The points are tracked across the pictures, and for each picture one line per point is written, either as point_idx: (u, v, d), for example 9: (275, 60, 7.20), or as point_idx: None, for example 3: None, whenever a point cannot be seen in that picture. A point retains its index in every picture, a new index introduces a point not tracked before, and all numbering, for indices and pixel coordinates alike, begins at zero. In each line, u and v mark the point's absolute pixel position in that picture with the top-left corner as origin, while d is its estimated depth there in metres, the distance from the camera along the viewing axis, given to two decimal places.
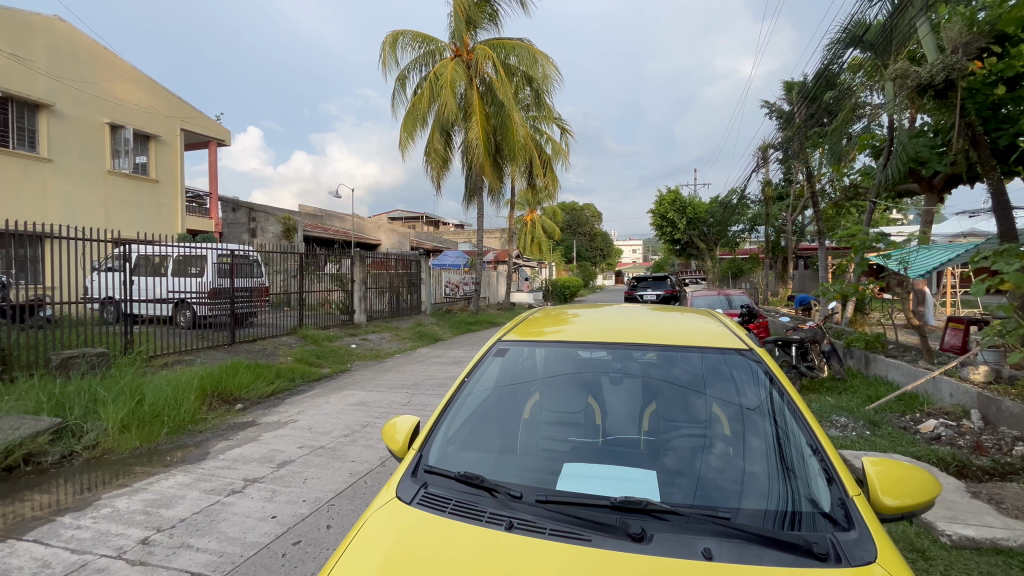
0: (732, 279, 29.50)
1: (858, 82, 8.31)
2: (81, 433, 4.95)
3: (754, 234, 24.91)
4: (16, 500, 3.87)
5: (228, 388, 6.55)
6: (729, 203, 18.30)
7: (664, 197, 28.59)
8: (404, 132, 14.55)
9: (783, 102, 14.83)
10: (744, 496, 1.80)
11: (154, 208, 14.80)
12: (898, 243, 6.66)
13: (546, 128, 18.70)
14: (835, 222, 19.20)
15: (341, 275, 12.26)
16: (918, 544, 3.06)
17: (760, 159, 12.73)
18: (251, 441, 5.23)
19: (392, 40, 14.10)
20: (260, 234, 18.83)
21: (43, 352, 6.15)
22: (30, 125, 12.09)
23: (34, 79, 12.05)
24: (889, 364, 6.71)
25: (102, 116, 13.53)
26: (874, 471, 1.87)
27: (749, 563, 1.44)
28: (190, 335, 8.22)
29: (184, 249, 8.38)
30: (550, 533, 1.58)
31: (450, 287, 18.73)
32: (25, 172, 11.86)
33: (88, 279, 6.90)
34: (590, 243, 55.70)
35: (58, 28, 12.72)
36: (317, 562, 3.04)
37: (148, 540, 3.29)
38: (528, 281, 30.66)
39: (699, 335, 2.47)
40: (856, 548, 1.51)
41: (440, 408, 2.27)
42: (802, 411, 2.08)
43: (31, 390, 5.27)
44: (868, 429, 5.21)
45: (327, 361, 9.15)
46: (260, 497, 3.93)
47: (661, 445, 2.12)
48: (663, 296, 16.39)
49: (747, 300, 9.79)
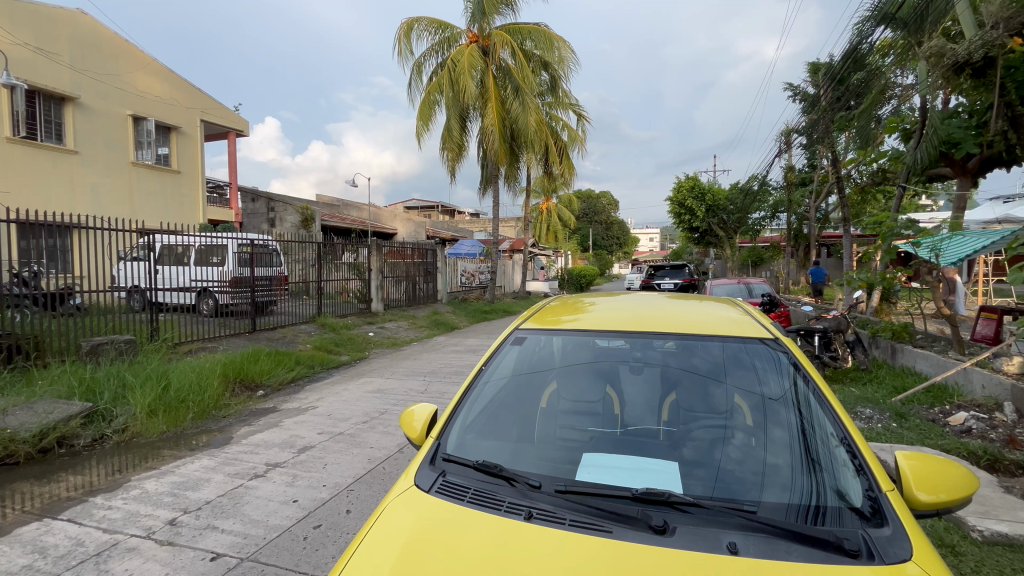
0: (752, 269, 28.89)
1: (888, 63, 7.99)
2: (111, 417, 5.12)
3: (774, 221, 24.32)
4: (51, 481, 4.03)
5: (250, 375, 6.70)
6: (751, 189, 17.93)
7: (683, 183, 28.07)
8: (420, 120, 14.48)
9: (809, 84, 14.33)
10: (766, 488, 1.75)
11: (176, 199, 15.08)
12: (929, 230, 6.37)
13: (561, 113, 18.37)
14: (861, 208, 18.62)
15: (359, 264, 12.41)
16: (948, 540, 2.96)
17: (783, 144, 12.27)
18: (273, 426, 5.33)
19: (407, 27, 13.96)
20: (278, 224, 19.04)
21: (74, 338, 6.32)
22: (56, 118, 12.40)
23: (59, 73, 12.30)
24: (918, 355, 6.49)
25: (125, 108, 13.76)
26: (907, 467, 1.80)
27: (777, 559, 1.41)
28: (214, 322, 8.37)
29: (206, 239, 8.40)
30: (570, 524, 1.57)
31: (466, 276, 18.80)
32: (54, 164, 12.18)
33: (116, 268, 7.09)
34: (605, 231, 55.15)
35: (81, 20, 12.89)
36: (337, 545, 3.08)
37: (175, 521, 3.39)
38: (544, 270, 30.51)
39: (720, 323, 2.41)
40: (890, 545, 1.46)
41: (458, 397, 2.25)
42: (828, 399, 2.01)
43: (64, 375, 5.44)
44: (895, 422, 5.08)
45: (345, 349, 9.30)
46: (281, 481, 4.00)
47: (680, 436, 2.07)
48: (680, 285, 16.09)
49: (767, 289, 9.61)
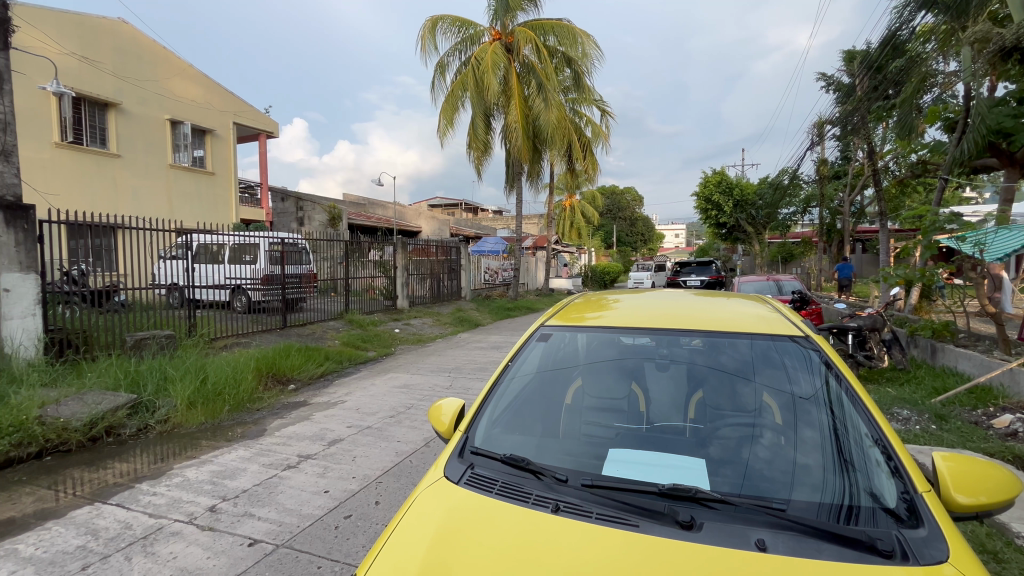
0: (782, 266, 28.12)
1: (929, 49, 7.66)
2: (154, 408, 5.37)
3: (806, 216, 23.61)
4: (100, 468, 4.27)
5: (281, 370, 6.93)
6: (781, 183, 17.41)
7: (710, 179, 27.40)
8: (444, 119, 14.59)
9: (844, 74, 13.82)
10: (795, 488, 1.73)
11: (211, 199, 15.65)
12: (974, 224, 6.05)
13: (585, 110, 18.28)
14: (900, 202, 17.84)
15: (385, 262, 12.64)
16: (989, 546, 2.85)
17: (816, 136, 11.86)
18: (304, 420, 5.50)
19: (431, 25, 14.07)
20: (307, 223, 19.50)
21: (118, 333, 6.61)
22: (100, 124, 13.01)
23: (102, 80, 12.89)
24: (960, 355, 6.22)
25: (163, 112, 14.32)
26: (944, 467, 1.76)
27: (808, 557, 1.40)
28: (247, 319, 8.68)
29: (239, 238, 8.66)
30: (597, 517, 1.59)
31: (489, 273, 18.92)
32: (98, 167, 12.79)
33: (156, 267, 7.40)
34: (630, 227, 54.34)
35: (121, 29, 13.43)
36: (367, 535, 3.17)
37: (215, 507, 3.55)
38: (567, 267, 30.34)
39: (748, 321, 2.38)
40: (926, 546, 1.43)
41: (485, 392, 2.29)
42: (861, 399, 1.97)
43: (110, 367, 5.73)
44: (934, 424, 4.90)
45: (372, 345, 9.51)
46: (313, 472, 4.14)
47: (707, 434, 2.06)
48: (707, 283, 15.82)
49: (799, 286, 9.34)
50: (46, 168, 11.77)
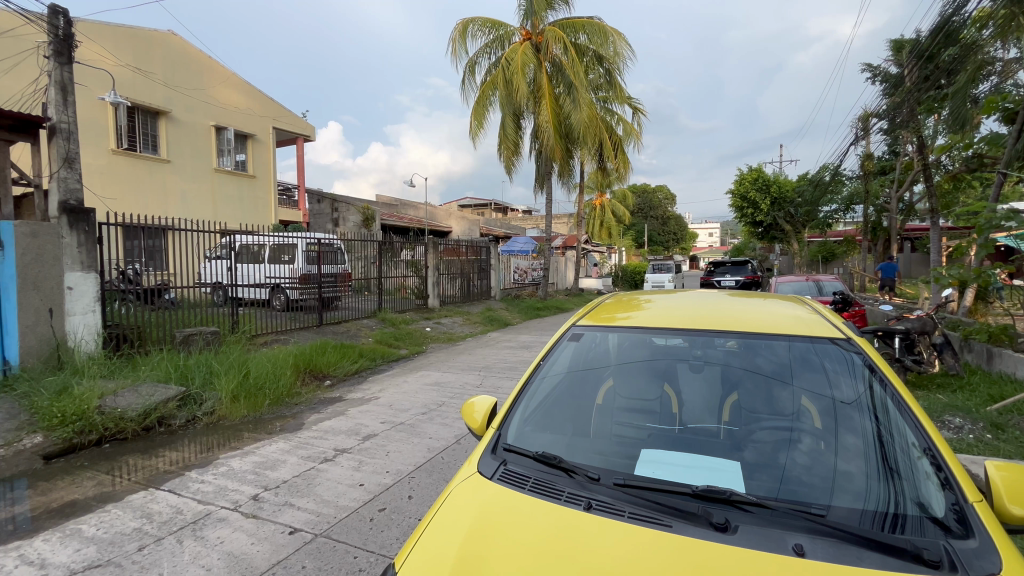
0: (823, 266, 27.03)
1: (985, 36, 7.23)
2: (201, 400, 5.66)
3: (849, 214, 22.63)
4: (153, 455, 4.54)
5: (318, 366, 7.17)
6: (822, 180, 16.71)
7: (746, 175, 26.54)
8: (474, 120, 14.73)
9: (891, 65, 13.14)
10: (835, 495, 1.69)
11: (252, 201, 16.29)
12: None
13: (616, 108, 18.06)
14: (953, 198, 16.84)
15: (416, 261, 12.87)
16: None
17: (860, 131, 11.36)
18: (339, 415, 5.68)
19: (462, 27, 14.23)
20: (342, 223, 20.03)
21: (168, 329, 7.00)
22: (152, 131, 13.77)
23: (153, 89, 13.61)
24: (1018, 360, 5.84)
25: (208, 119, 15.00)
26: (998, 477, 1.68)
27: (847, 563, 1.36)
28: (285, 316, 9.01)
29: (278, 239, 8.96)
30: (629, 516, 1.60)
31: (519, 272, 18.97)
32: (150, 172, 13.54)
33: (202, 266, 7.77)
34: (661, 226, 53.31)
35: (171, 41, 14.15)
36: (400, 528, 3.26)
37: (258, 496, 3.72)
38: (596, 268, 30.07)
39: (785, 322, 2.33)
40: (977, 558, 1.37)
41: (517, 390, 2.32)
42: (909, 405, 1.90)
43: (162, 361, 6.06)
44: (989, 433, 4.63)
45: (404, 342, 9.73)
46: (349, 466, 4.28)
47: (742, 437, 2.02)
48: (742, 283, 15.39)
49: (840, 287, 9.00)
50: (103, 173, 12.54)
